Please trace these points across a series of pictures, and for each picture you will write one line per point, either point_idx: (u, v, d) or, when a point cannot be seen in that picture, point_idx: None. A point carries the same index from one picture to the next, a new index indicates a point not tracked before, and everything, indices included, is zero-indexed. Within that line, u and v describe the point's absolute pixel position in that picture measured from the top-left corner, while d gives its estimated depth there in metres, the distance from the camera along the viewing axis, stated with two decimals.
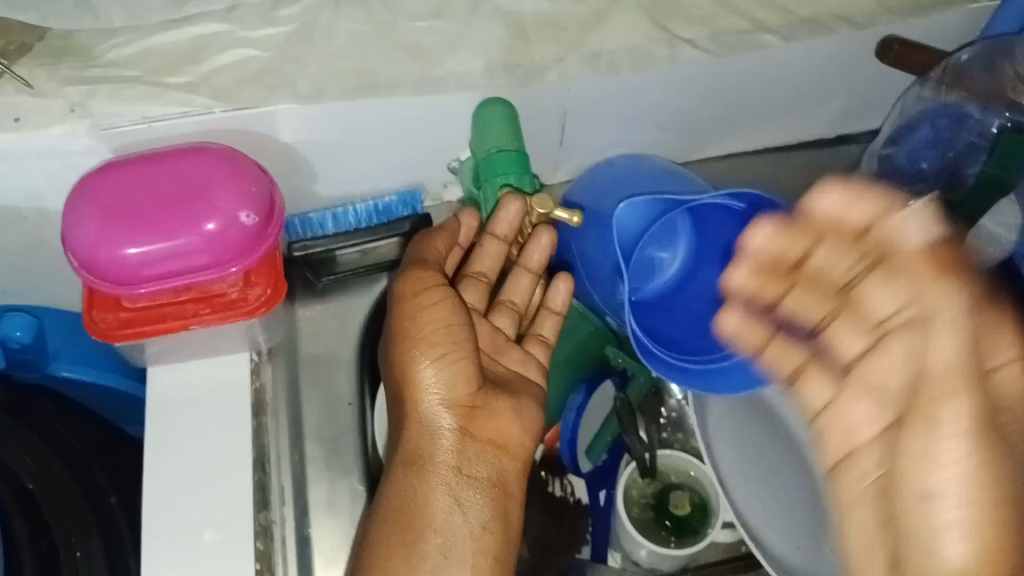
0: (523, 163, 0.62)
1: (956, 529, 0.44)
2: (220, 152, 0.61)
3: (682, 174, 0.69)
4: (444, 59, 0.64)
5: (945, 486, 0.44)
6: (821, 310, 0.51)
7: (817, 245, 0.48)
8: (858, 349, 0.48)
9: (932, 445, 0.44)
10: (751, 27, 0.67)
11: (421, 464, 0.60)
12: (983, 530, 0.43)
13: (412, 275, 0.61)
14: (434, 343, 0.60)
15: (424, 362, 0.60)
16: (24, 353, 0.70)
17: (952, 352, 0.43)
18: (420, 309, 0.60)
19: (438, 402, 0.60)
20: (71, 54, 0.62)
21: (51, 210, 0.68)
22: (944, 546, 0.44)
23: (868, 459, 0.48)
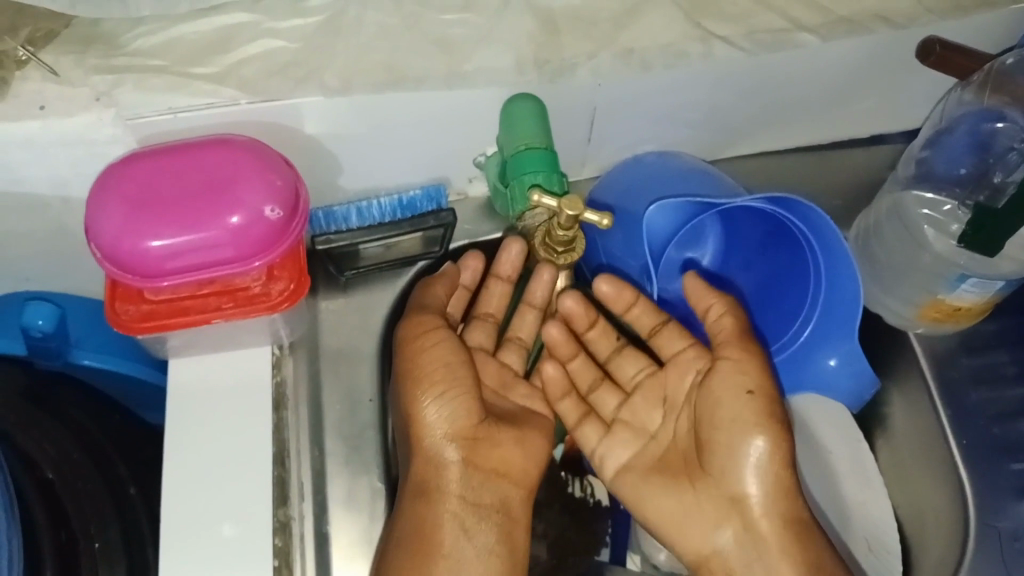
0: (552, 161, 0.60)
1: (757, 470, 0.57)
2: (245, 144, 0.60)
3: (710, 173, 0.68)
4: (473, 54, 0.63)
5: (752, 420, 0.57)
6: (614, 343, 0.69)
7: (635, 304, 0.65)
8: (615, 404, 0.68)
9: (730, 390, 0.58)
10: (789, 26, 0.65)
11: (428, 496, 0.60)
12: (775, 473, 0.57)
13: (414, 320, 0.62)
14: (434, 380, 0.61)
15: (426, 400, 0.60)
16: (46, 341, 0.69)
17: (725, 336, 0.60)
18: (422, 350, 0.61)
19: (441, 438, 0.61)
20: (98, 42, 0.62)
21: (73, 196, 0.68)
22: (751, 479, 0.57)
23: (718, 444, 0.58)
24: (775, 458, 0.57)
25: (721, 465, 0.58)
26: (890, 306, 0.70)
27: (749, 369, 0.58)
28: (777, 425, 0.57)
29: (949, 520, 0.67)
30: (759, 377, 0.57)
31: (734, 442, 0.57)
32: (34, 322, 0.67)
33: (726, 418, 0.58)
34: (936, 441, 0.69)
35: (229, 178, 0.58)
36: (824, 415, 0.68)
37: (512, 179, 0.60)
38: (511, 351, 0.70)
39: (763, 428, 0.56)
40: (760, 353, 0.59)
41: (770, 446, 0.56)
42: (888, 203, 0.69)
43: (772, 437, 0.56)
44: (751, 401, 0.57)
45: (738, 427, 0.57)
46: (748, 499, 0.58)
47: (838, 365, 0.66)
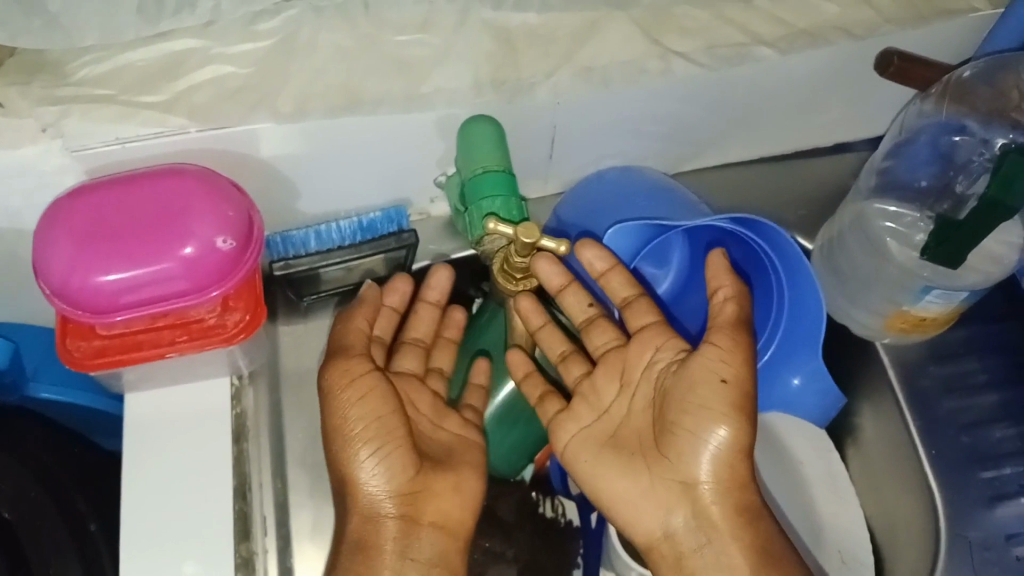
0: (510, 186, 0.59)
1: (713, 457, 0.56)
2: (197, 173, 0.59)
3: (676, 191, 0.67)
4: (429, 75, 0.62)
5: (713, 406, 0.55)
6: (584, 308, 0.66)
7: (614, 270, 0.64)
8: (579, 374, 0.66)
9: (697, 371, 0.56)
10: (747, 40, 0.65)
11: (368, 549, 0.58)
12: (729, 463, 0.56)
13: (339, 367, 0.61)
14: (364, 434, 0.59)
15: (362, 453, 0.59)
16: (1, 376, 0.68)
17: (727, 314, 0.58)
18: (348, 401, 0.60)
19: (381, 496, 0.59)
20: (44, 71, 0.60)
21: (26, 229, 0.66)
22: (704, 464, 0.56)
23: (678, 421, 0.57)
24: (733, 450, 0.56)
25: (679, 447, 0.57)
26: (857, 318, 0.69)
27: (735, 359, 0.56)
28: (746, 415, 0.55)
29: (922, 532, 0.66)
30: (737, 369, 0.55)
31: (698, 428, 0.56)
32: None
33: (692, 404, 0.56)
34: (905, 451, 0.69)
35: (182, 208, 0.57)
36: (794, 429, 0.69)
37: (469, 204, 0.60)
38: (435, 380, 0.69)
39: (729, 417, 0.55)
40: (746, 344, 0.56)
41: (733, 437, 0.55)
42: (851, 213, 0.68)
43: (738, 426, 0.55)
44: (722, 389, 0.55)
45: (706, 416, 0.55)
46: (701, 487, 0.57)
47: (803, 383, 0.66)
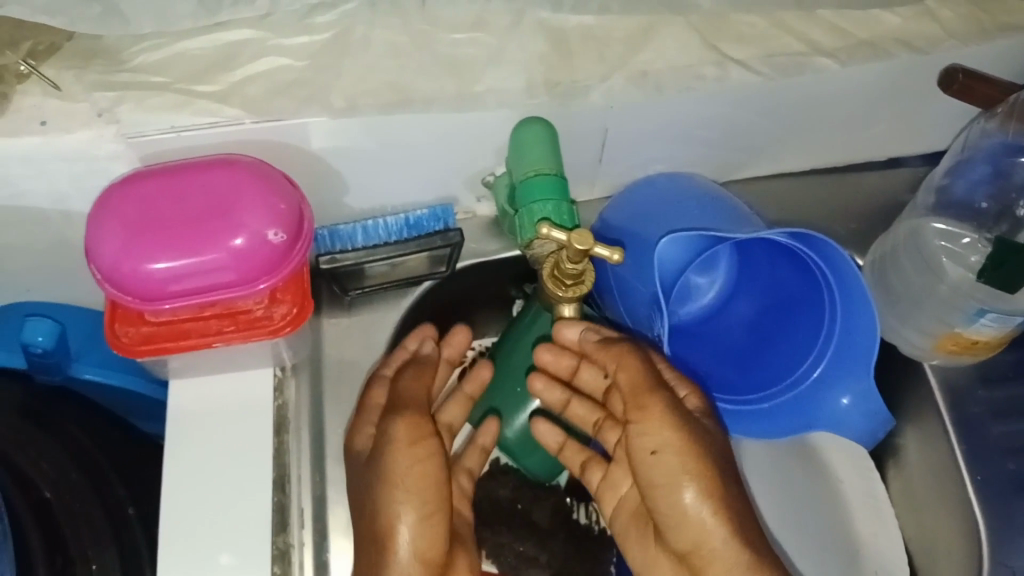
0: (561, 189, 0.58)
1: (701, 519, 0.55)
2: (249, 165, 0.59)
3: (721, 199, 0.65)
4: (482, 75, 0.62)
5: (670, 474, 0.55)
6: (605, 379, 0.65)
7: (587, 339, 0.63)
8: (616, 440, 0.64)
9: (640, 449, 0.57)
10: (806, 49, 0.63)
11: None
12: (724, 521, 0.55)
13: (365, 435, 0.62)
14: (398, 503, 0.57)
15: (396, 518, 0.57)
16: (45, 357, 0.67)
17: (626, 382, 0.58)
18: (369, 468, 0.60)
19: (411, 562, 0.57)
20: (99, 59, 0.61)
21: (74, 212, 0.67)
22: (701, 528, 0.55)
23: (655, 497, 0.57)
24: (702, 515, 0.55)
25: (670, 524, 0.56)
26: (906, 337, 0.68)
27: (661, 428, 0.56)
28: (706, 474, 0.55)
29: (964, 560, 0.65)
30: (664, 437, 0.56)
31: (673, 502, 0.56)
32: (34, 338, 0.66)
33: (651, 484, 0.57)
34: (950, 473, 0.68)
35: (234, 202, 0.57)
36: (840, 450, 0.70)
37: (519, 207, 0.59)
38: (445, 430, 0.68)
39: (687, 480, 0.55)
40: (664, 405, 0.56)
41: (700, 499, 0.55)
42: (905, 229, 0.68)
43: (699, 487, 0.55)
44: (658, 460, 0.56)
45: (670, 486, 0.55)
46: (704, 556, 0.55)
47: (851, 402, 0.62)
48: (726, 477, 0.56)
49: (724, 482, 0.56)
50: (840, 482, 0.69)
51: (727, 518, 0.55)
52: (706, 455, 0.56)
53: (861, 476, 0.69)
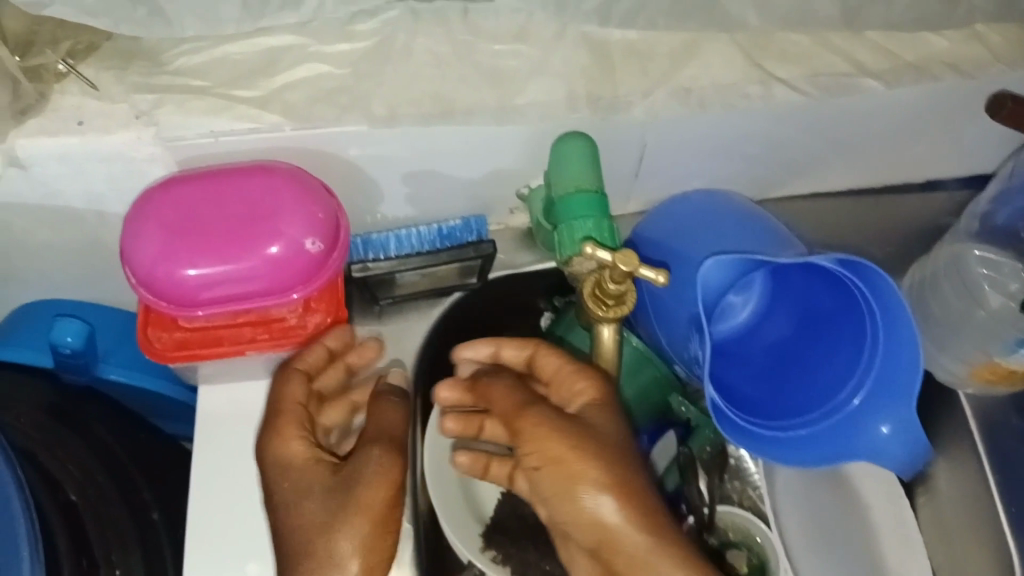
0: (603, 206, 0.57)
1: (612, 523, 0.48)
2: (287, 171, 0.59)
3: (771, 224, 0.63)
4: (525, 87, 0.61)
5: (561, 484, 0.49)
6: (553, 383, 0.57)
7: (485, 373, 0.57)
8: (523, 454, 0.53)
9: (528, 468, 0.51)
10: (852, 70, 0.62)
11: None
12: (634, 519, 0.48)
13: (283, 447, 0.57)
14: (344, 536, 0.53)
15: (340, 548, 0.53)
16: (74, 358, 0.68)
17: (508, 405, 0.53)
18: (293, 489, 0.55)
19: None
20: (139, 59, 0.60)
21: (109, 211, 0.68)
22: (614, 532, 0.48)
23: (559, 511, 0.49)
24: (615, 519, 0.48)
25: (582, 535, 0.49)
26: (942, 364, 0.67)
27: (539, 442, 0.49)
28: (602, 476, 0.48)
29: None
30: (546, 449, 0.49)
31: (579, 514, 0.48)
32: (63, 339, 0.66)
33: (550, 497, 0.50)
34: (981, 502, 0.67)
35: (271, 208, 0.57)
36: (873, 478, 0.69)
37: (558, 224, 0.58)
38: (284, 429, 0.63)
39: (587, 489, 0.48)
40: (546, 418, 0.50)
41: (607, 506, 0.48)
42: (948, 255, 0.68)
43: (604, 493, 0.48)
44: (548, 472, 0.49)
45: (565, 496, 0.49)
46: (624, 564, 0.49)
47: (891, 431, 0.55)
48: (637, 478, 0.50)
49: (626, 477, 0.49)
50: (870, 510, 0.68)
51: (642, 517, 0.48)
52: (597, 452, 0.49)
53: (891, 506, 0.68)
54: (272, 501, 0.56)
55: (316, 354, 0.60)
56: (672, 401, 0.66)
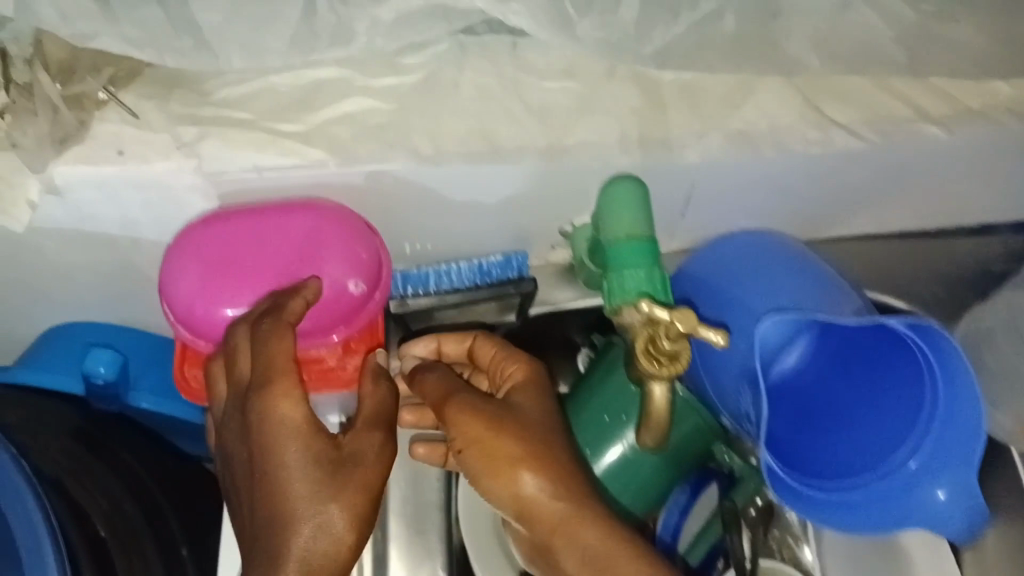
0: (654, 253, 0.55)
1: (541, 495, 0.50)
2: (330, 211, 0.57)
3: (829, 270, 0.61)
4: (573, 127, 0.59)
5: (484, 463, 0.51)
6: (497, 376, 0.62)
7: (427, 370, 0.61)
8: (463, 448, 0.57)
9: (454, 450, 0.53)
10: (913, 114, 0.60)
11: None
12: (565, 488, 0.51)
13: (275, 409, 0.49)
14: (335, 512, 0.48)
15: (331, 518, 0.48)
16: (107, 388, 0.69)
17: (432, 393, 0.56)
18: (286, 457, 0.49)
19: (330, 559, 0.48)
20: (182, 88, 0.59)
21: (143, 239, 0.66)
22: (539, 502, 0.50)
23: (485, 488, 0.52)
24: (540, 496, 0.50)
25: (507, 508, 0.52)
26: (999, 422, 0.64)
27: (462, 426, 0.52)
28: (530, 454, 0.51)
29: None
30: (466, 430, 0.52)
31: (507, 489, 0.51)
32: (97, 368, 0.68)
33: (474, 477, 0.52)
34: None
35: (310, 248, 0.56)
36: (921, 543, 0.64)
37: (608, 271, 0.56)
38: (217, 377, 0.55)
39: (515, 467, 0.50)
40: (470, 404, 0.53)
41: (533, 480, 0.50)
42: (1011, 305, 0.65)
43: (531, 468, 0.50)
44: (468, 454, 0.52)
45: (494, 475, 0.51)
46: (552, 537, 0.50)
47: (948, 498, 0.51)
48: (561, 461, 0.52)
49: (550, 454, 0.51)
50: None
51: (567, 494, 0.50)
52: (519, 431, 0.52)
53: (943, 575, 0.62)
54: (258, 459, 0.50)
55: (299, 305, 0.52)
56: (717, 449, 0.65)
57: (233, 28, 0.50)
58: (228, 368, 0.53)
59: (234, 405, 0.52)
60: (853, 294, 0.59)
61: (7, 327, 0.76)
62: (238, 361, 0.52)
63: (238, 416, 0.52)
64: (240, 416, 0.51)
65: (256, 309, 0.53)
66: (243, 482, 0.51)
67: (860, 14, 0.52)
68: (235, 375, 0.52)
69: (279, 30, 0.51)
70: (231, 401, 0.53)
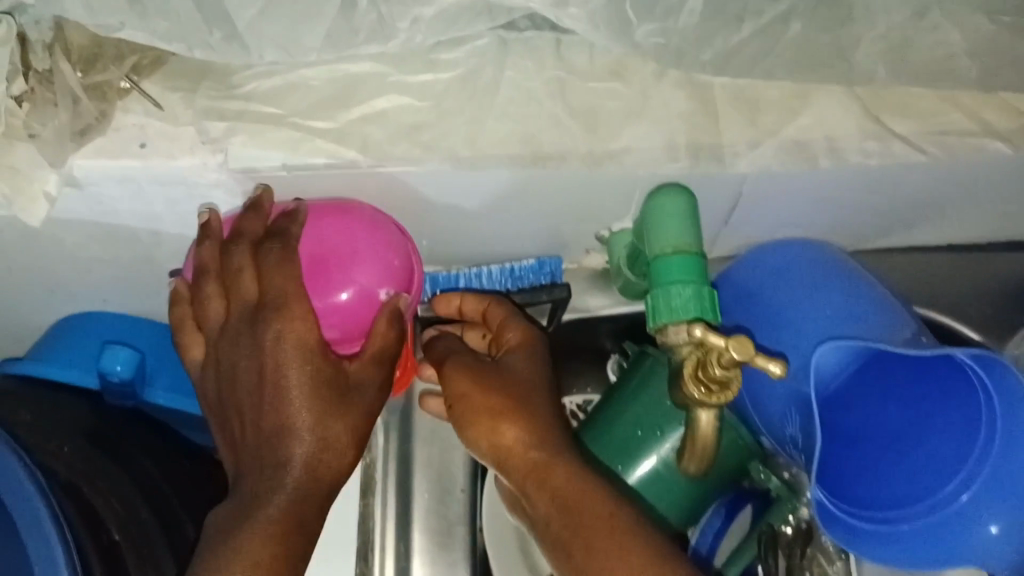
0: (702, 271, 0.53)
1: (529, 435, 0.52)
2: (367, 214, 0.55)
3: (878, 289, 0.58)
4: (619, 131, 0.56)
5: (473, 419, 0.53)
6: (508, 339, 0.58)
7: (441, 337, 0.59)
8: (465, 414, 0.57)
9: (452, 404, 0.55)
10: (976, 128, 0.57)
11: (291, 527, 0.50)
12: (553, 431, 0.53)
13: (289, 334, 0.50)
14: (335, 428, 0.52)
15: (310, 438, 0.51)
16: (124, 387, 0.65)
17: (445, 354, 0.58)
18: (292, 379, 0.50)
19: (305, 474, 0.51)
20: (210, 78, 0.56)
21: (164, 232, 0.63)
22: (520, 443, 0.52)
23: (474, 438, 0.54)
24: (518, 439, 0.52)
25: (490, 455, 0.53)
26: None
27: (460, 381, 0.55)
28: (524, 410, 0.53)
29: None
30: (468, 383, 0.54)
31: (495, 436, 0.53)
32: (111, 366, 0.64)
33: (464, 424, 0.54)
34: None
35: (345, 249, 0.53)
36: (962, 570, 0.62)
37: (651, 287, 0.53)
38: (210, 295, 0.53)
39: (508, 415, 0.53)
40: (474, 369, 0.55)
41: (525, 427, 0.52)
42: None
43: (523, 420, 0.53)
44: (466, 403, 0.54)
45: (487, 426, 0.53)
46: (532, 473, 0.52)
47: (1000, 533, 0.48)
48: (546, 416, 0.54)
49: (543, 412, 0.54)
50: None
51: (549, 443, 0.52)
52: (517, 386, 0.54)
53: None
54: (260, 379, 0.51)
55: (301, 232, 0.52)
56: (751, 467, 0.62)
57: (269, 22, 0.47)
58: (230, 288, 0.52)
59: (237, 326, 0.52)
60: (906, 321, 0.56)
61: (18, 317, 0.73)
62: (243, 281, 0.52)
63: (243, 338, 0.51)
64: (241, 335, 0.51)
65: (252, 230, 0.53)
66: (233, 396, 0.52)
67: (936, 24, 0.49)
68: (239, 293, 0.52)
69: (317, 24, 0.48)
70: (232, 322, 0.52)
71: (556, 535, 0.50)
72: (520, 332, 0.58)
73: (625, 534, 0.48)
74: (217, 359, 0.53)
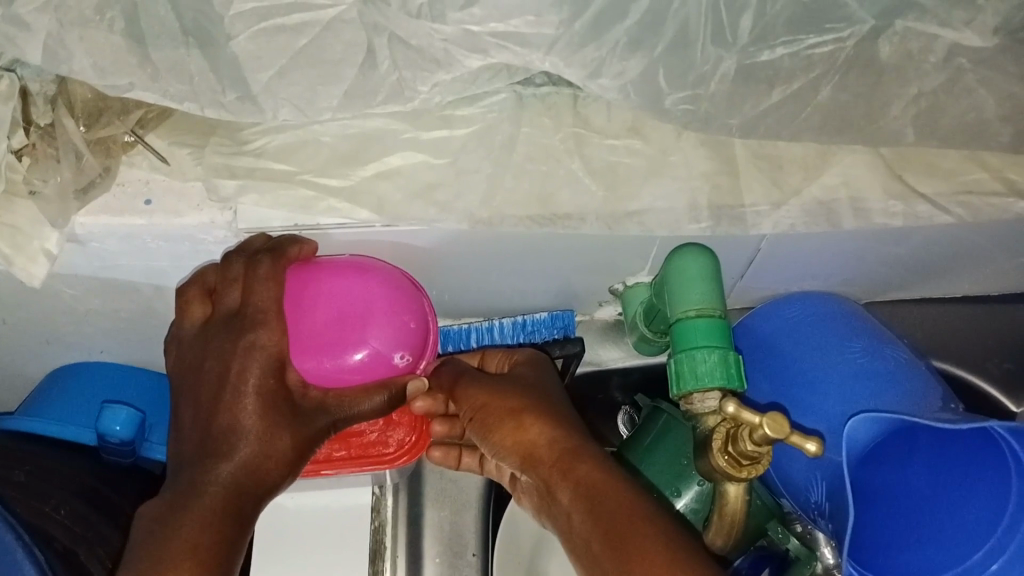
0: (727, 333, 0.52)
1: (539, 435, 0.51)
2: (345, 261, 0.50)
3: (899, 347, 0.57)
4: (640, 192, 0.54)
5: (500, 444, 0.52)
6: (527, 366, 0.57)
7: (450, 360, 0.59)
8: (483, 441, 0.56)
9: (476, 426, 0.54)
10: (1003, 189, 0.56)
11: (223, 516, 0.47)
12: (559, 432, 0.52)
13: (263, 344, 0.47)
14: (280, 438, 0.49)
15: (250, 440, 0.48)
16: (123, 447, 0.60)
17: (462, 370, 0.57)
18: (252, 380, 0.48)
19: (240, 474, 0.48)
20: (218, 134, 0.54)
21: (167, 287, 0.61)
22: (530, 439, 0.51)
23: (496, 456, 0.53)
24: (541, 434, 0.51)
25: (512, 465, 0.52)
26: None
27: (479, 397, 0.54)
28: (540, 418, 0.52)
29: None
30: (486, 402, 0.53)
31: (514, 445, 0.52)
32: (110, 428, 0.59)
33: (488, 439, 0.53)
34: None
35: (304, 297, 0.49)
36: None
37: (676, 351, 0.52)
38: (191, 300, 0.51)
39: (530, 420, 0.52)
40: (499, 390, 0.54)
41: (538, 430, 0.51)
42: None
43: (540, 424, 0.51)
44: (488, 417, 0.53)
45: (504, 434, 0.52)
46: (546, 472, 0.50)
47: None
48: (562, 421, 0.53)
49: (558, 418, 0.52)
50: None
51: (566, 439, 0.51)
52: (535, 400, 0.53)
53: None
54: (219, 380, 0.48)
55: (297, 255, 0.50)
56: (768, 528, 0.61)
57: (286, 85, 0.46)
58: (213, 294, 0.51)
59: (216, 328, 0.49)
60: (934, 387, 0.55)
61: (11, 368, 0.70)
62: (230, 291, 0.50)
63: (217, 339, 0.49)
64: (214, 334, 0.49)
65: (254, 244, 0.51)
66: (193, 387, 0.49)
67: (969, 89, 0.50)
68: (220, 299, 0.50)
69: (335, 87, 0.46)
70: (209, 325, 0.50)
71: (577, 530, 0.47)
72: (534, 366, 0.57)
73: (639, 516, 0.46)
74: (185, 355, 0.51)
